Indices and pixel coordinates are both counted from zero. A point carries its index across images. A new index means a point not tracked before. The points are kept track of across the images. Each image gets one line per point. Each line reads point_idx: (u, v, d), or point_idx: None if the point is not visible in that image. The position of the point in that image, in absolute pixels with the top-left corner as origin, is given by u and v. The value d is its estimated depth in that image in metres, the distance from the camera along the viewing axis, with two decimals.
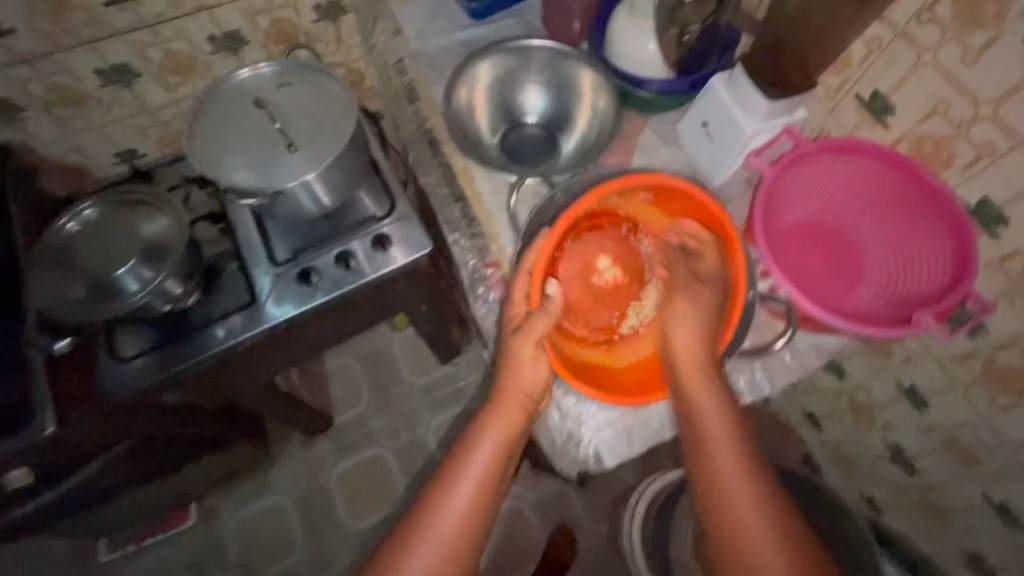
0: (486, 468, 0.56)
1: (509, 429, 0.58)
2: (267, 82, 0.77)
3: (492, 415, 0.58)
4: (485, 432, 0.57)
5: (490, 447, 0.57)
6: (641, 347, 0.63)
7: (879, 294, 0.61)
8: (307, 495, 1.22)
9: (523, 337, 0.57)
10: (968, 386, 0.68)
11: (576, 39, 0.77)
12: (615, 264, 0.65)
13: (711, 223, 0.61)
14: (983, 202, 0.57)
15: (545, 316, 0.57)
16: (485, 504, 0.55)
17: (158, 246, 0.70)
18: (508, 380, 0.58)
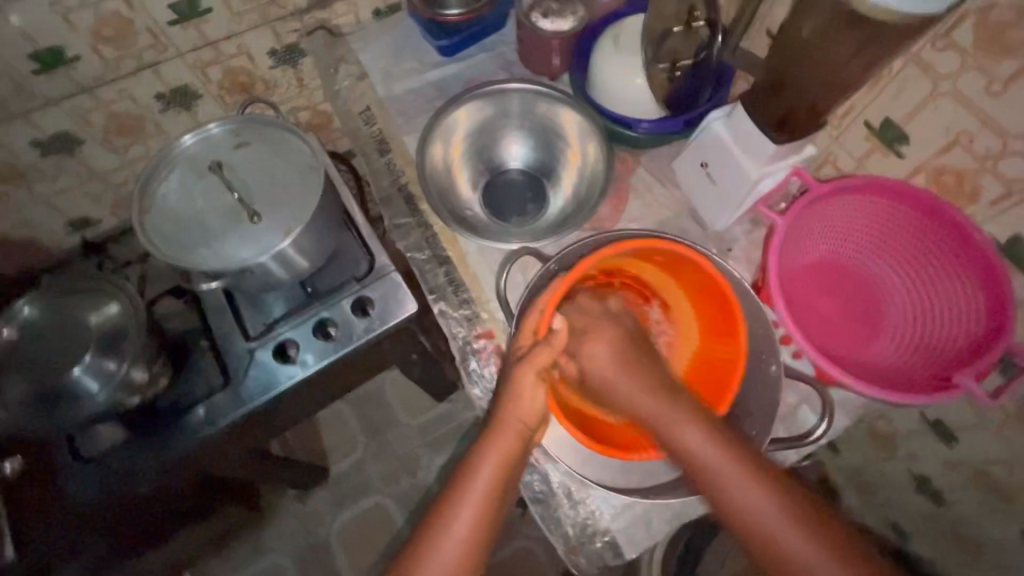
0: (484, 506, 0.48)
1: (504, 463, 0.50)
2: (221, 143, 0.70)
3: (484, 451, 0.50)
4: (482, 462, 0.49)
5: (484, 486, 0.49)
6: None
7: (904, 343, 0.58)
8: (303, 555, 1.14)
9: (521, 368, 0.51)
10: (1003, 425, 0.63)
11: (556, 72, 0.72)
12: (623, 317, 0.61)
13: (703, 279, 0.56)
14: (1015, 240, 0.52)
15: (550, 349, 0.51)
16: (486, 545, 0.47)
17: (111, 335, 0.63)
18: (505, 414, 0.51)
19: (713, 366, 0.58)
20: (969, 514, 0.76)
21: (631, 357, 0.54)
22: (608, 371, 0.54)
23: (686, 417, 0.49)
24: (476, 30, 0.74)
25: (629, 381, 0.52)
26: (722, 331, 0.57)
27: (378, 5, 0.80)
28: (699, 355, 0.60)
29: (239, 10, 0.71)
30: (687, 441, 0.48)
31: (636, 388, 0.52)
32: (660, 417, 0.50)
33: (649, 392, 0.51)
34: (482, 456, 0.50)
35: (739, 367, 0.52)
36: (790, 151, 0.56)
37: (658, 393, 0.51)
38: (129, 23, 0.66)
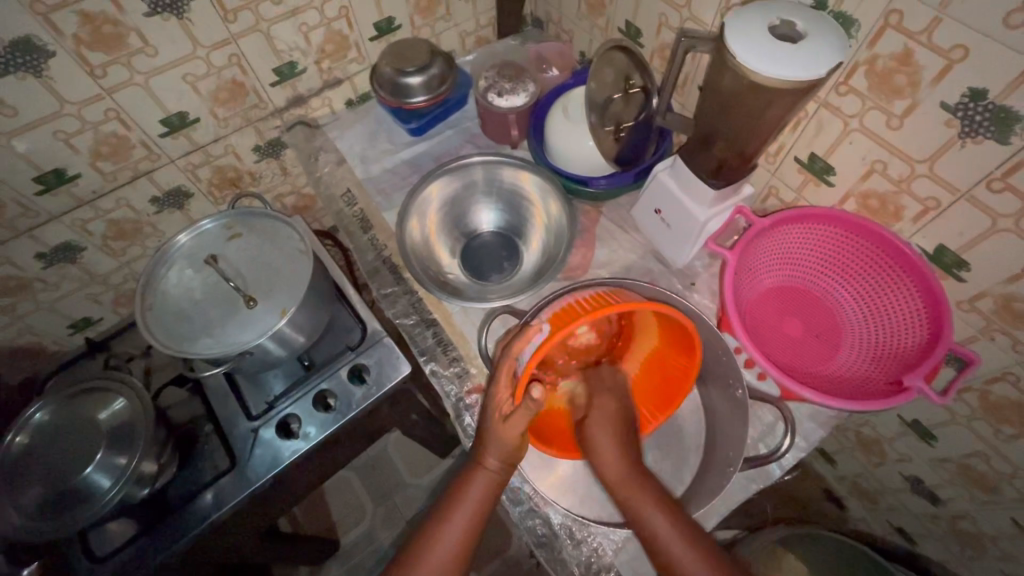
0: (473, 522, 0.53)
1: (491, 485, 0.54)
2: (214, 237, 0.75)
3: (468, 482, 0.54)
4: (461, 502, 0.54)
5: (471, 506, 0.54)
6: None
7: (861, 354, 0.63)
8: None
9: (504, 424, 0.53)
10: (971, 419, 0.67)
11: (516, 141, 0.79)
12: (593, 328, 0.62)
13: (669, 323, 0.59)
14: (940, 250, 0.58)
15: (528, 415, 0.51)
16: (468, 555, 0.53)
17: (121, 431, 0.66)
18: (489, 455, 0.54)
19: (667, 373, 0.61)
20: (964, 509, 0.78)
21: (622, 433, 0.56)
22: (600, 432, 0.55)
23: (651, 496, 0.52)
24: (441, 110, 0.82)
25: (605, 450, 0.54)
26: (681, 347, 0.59)
27: (349, 97, 0.88)
28: (655, 358, 0.63)
29: (225, 116, 0.79)
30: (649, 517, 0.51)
31: (614, 459, 0.54)
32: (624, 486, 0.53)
33: (626, 462, 0.53)
34: (467, 486, 0.54)
35: (690, 383, 0.58)
36: (728, 193, 0.63)
37: (634, 471, 0.53)
38: (126, 140, 0.72)
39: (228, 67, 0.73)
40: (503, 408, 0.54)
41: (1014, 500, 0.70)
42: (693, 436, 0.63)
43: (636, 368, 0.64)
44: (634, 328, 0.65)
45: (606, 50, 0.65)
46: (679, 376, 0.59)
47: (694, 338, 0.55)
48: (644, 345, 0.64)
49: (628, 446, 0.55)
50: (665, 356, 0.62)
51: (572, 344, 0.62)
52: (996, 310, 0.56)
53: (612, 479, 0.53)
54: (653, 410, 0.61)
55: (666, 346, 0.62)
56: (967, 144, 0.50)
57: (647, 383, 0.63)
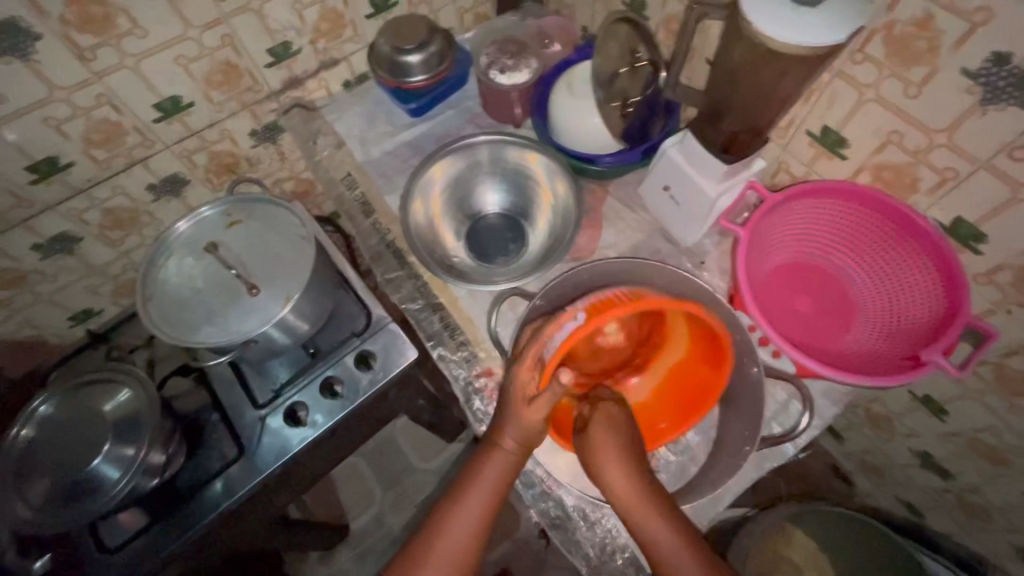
0: (489, 500, 0.53)
1: (508, 464, 0.54)
2: (216, 223, 0.74)
3: (482, 463, 0.54)
4: (476, 479, 0.53)
5: (489, 484, 0.53)
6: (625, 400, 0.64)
7: (876, 329, 0.62)
8: None
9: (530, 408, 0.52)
10: (985, 393, 0.66)
11: (519, 120, 0.77)
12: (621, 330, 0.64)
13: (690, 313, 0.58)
14: (957, 222, 0.57)
15: (553, 400, 0.50)
16: (484, 532, 0.53)
17: (128, 422, 0.66)
18: (505, 435, 0.54)
19: (693, 378, 0.60)
20: (973, 483, 0.78)
21: (630, 450, 0.51)
22: (607, 456, 0.50)
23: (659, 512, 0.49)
24: (442, 88, 0.80)
25: (611, 469, 0.50)
26: (709, 358, 0.57)
27: (347, 78, 0.86)
28: (679, 367, 0.62)
29: (219, 100, 0.77)
30: (655, 533, 0.48)
31: (620, 473, 0.50)
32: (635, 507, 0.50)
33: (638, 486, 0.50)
34: (483, 466, 0.54)
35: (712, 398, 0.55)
36: (740, 166, 0.61)
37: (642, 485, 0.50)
38: (119, 126, 0.70)
39: (221, 48, 0.71)
40: (527, 390, 0.53)
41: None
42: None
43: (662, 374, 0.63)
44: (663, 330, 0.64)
45: (611, 24, 0.64)
46: (703, 388, 0.57)
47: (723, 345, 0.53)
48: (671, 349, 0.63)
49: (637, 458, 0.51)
50: (692, 358, 0.60)
51: (597, 342, 0.63)
52: (1014, 282, 0.55)
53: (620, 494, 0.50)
54: (671, 422, 0.59)
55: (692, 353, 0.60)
56: (988, 112, 0.49)
57: (671, 397, 0.61)
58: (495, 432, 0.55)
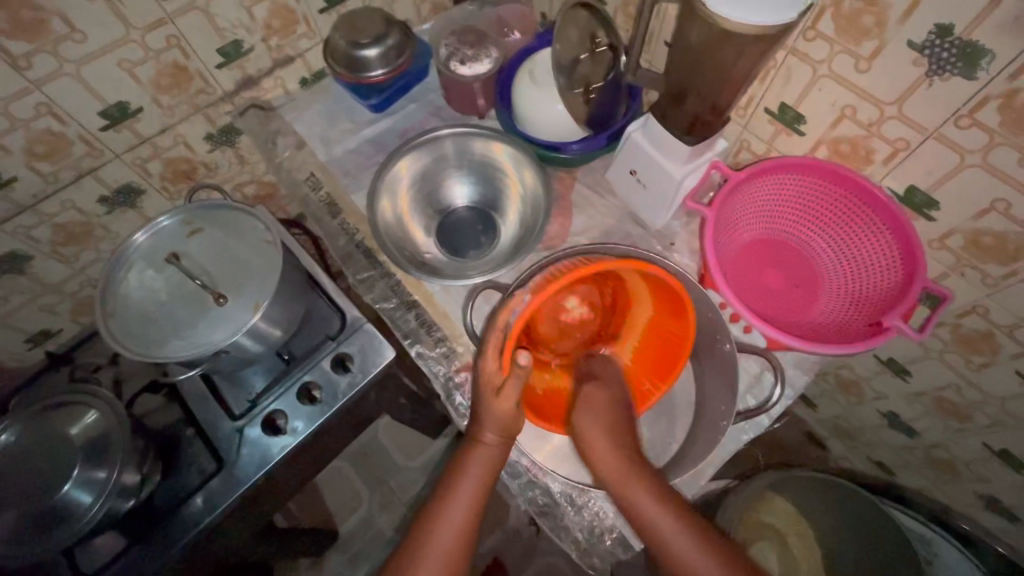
0: (474, 502, 0.53)
1: (491, 459, 0.54)
2: (173, 233, 0.72)
3: (467, 461, 0.54)
4: (460, 478, 0.54)
5: (473, 481, 0.54)
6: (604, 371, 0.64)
7: (841, 298, 0.64)
8: None
9: (502, 396, 0.53)
10: (943, 352, 0.69)
11: (484, 111, 0.77)
12: (585, 304, 0.65)
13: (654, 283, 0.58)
14: (910, 190, 0.59)
15: (519, 382, 0.51)
16: (472, 526, 0.53)
17: (96, 445, 0.64)
18: (485, 430, 0.54)
19: (664, 341, 0.61)
20: (938, 438, 0.82)
21: (613, 418, 0.55)
22: (591, 424, 0.54)
23: (639, 478, 0.51)
24: (400, 84, 0.78)
25: (596, 438, 0.54)
26: (674, 312, 0.58)
27: (303, 75, 0.84)
28: (653, 326, 0.63)
29: (169, 104, 0.73)
30: (644, 508, 0.50)
31: (606, 447, 0.53)
32: (621, 480, 0.52)
33: (622, 456, 0.52)
34: (467, 464, 0.54)
35: (686, 352, 0.57)
36: (704, 147, 0.62)
37: (626, 455, 0.53)
38: (63, 136, 0.67)
39: (167, 50, 0.68)
40: (494, 381, 0.54)
41: (984, 426, 0.73)
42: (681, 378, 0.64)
43: (637, 340, 0.64)
44: (629, 298, 0.65)
45: (570, 9, 0.62)
46: (677, 342, 0.59)
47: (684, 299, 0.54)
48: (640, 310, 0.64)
49: (621, 433, 0.54)
50: (660, 323, 0.62)
51: (565, 320, 0.65)
52: (965, 245, 0.58)
53: (606, 466, 0.53)
54: (655, 380, 0.61)
55: (659, 312, 0.62)
56: (935, 83, 0.51)
57: (647, 358, 0.63)
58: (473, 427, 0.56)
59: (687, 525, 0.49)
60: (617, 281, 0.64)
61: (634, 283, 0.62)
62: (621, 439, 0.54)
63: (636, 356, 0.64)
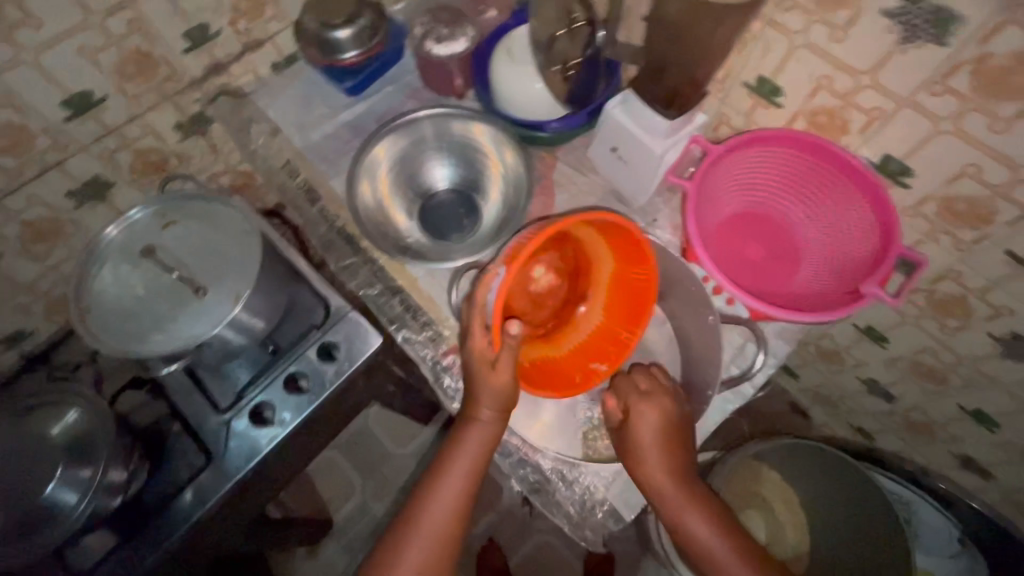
0: (468, 478, 0.55)
1: (485, 437, 0.55)
2: (148, 225, 0.70)
3: (461, 439, 0.55)
4: (454, 455, 0.54)
5: (468, 458, 0.54)
6: (579, 332, 0.64)
7: (820, 266, 0.65)
8: None
9: (495, 372, 0.53)
10: (919, 318, 0.71)
11: (461, 91, 0.76)
12: (551, 271, 0.62)
13: (615, 234, 0.57)
14: (886, 158, 0.60)
15: (511, 352, 0.52)
16: (468, 501, 0.55)
17: (79, 444, 0.62)
18: (480, 407, 0.54)
19: (633, 288, 0.61)
20: (915, 402, 0.84)
21: (671, 445, 0.55)
22: (649, 455, 0.55)
23: (695, 506, 0.55)
24: (375, 67, 0.77)
25: (652, 469, 0.55)
26: (636, 257, 0.58)
27: (274, 60, 0.81)
28: (619, 278, 0.62)
29: (135, 92, 0.71)
30: (699, 532, 0.55)
31: (664, 478, 0.54)
32: (676, 507, 0.55)
33: (680, 486, 0.55)
34: (461, 442, 0.55)
35: (654, 291, 0.58)
36: (684, 122, 0.62)
37: (683, 483, 0.55)
38: (25, 129, 0.65)
39: (130, 36, 0.65)
40: (486, 355, 0.53)
41: (958, 388, 0.76)
42: (667, 352, 0.65)
43: (604, 296, 0.64)
44: (589, 260, 0.64)
45: None
46: (644, 286, 0.59)
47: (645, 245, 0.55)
48: (603, 268, 0.63)
49: (680, 461, 0.55)
50: (625, 274, 0.61)
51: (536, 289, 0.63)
52: (939, 212, 0.60)
53: (663, 494, 0.55)
54: (631, 326, 0.61)
55: (622, 263, 0.61)
56: (908, 51, 0.51)
57: (620, 308, 0.62)
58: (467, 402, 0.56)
59: (734, 548, 0.54)
60: (576, 243, 0.63)
61: (594, 242, 0.62)
62: (680, 469, 0.55)
63: (608, 310, 0.63)
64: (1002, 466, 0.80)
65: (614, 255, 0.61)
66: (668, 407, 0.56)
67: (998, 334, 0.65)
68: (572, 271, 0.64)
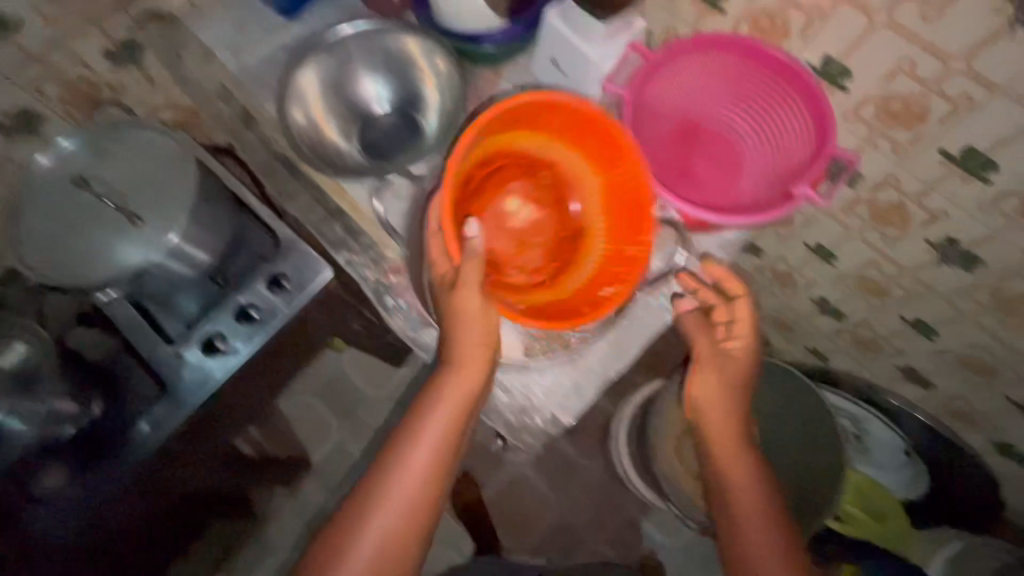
0: (452, 420, 0.56)
1: (472, 381, 0.56)
2: (81, 153, 0.68)
3: (447, 384, 0.56)
4: (439, 398, 0.56)
5: (455, 400, 0.56)
6: (583, 266, 0.62)
7: (762, 174, 0.64)
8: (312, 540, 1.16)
9: (465, 292, 0.53)
10: (862, 230, 0.72)
11: (399, 12, 0.71)
12: (528, 205, 0.63)
13: (584, 127, 0.58)
14: (826, 61, 0.59)
15: (473, 259, 0.52)
16: (457, 433, 0.57)
17: (26, 376, 0.65)
18: (456, 345, 0.55)
19: (623, 196, 0.60)
20: (861, 318, 0.86)
21: (734, 401, 0.62)
22: (710, 399, 0.62)
23: (748, 463, 0.60)
24: None
25: (715, 415, 0.61)
26: (608, 150, 0.59)
27: None
28: (607, 192, 0.61)
29: (53, 15, 0.68)
30: (739, 487, 0.59)
31: (721, 420, 0.61)
32: (724, 457, 0.60)
33: (734, 438, 0.61)
34: (448, 382, 0.56)
35: (648, 180, 0.57)
36: (620, 28, 0.61)
37: (737, 436, 0.61)
38: None
39: None
40: (444, 276, 0.55)
41: (899, 300, 0.77)
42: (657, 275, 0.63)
43: (602, 218, 0.62)
44: (569, 192, 0.64)
45: None
46: (636, 189, 0.58)
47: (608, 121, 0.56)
48: (587, 190, 0.63)
49: (739, 416, 0.62)
50: (613, 186, 0.60)
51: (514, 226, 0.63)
52: (876, 114, 0.59)
53: (714, 438, 0.61)
54: (637, 241, 0.58)
55: (603, 173, 0.61)
56: None
57: (619, 219, 0.60)
58: (449, 345, 0.56)
59: (767, 516, 0.57)
60: (550, 173, 0.64)
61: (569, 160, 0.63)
62: (738, 425, 0.61)
63: (608, 228, 0.61)
64: (939, 374, 0.83)
65: (590, 163, 0.61)
66: (746, 357, 0.63)
67: (933, 239, 0.66)
68: (562, 200, 0.64)
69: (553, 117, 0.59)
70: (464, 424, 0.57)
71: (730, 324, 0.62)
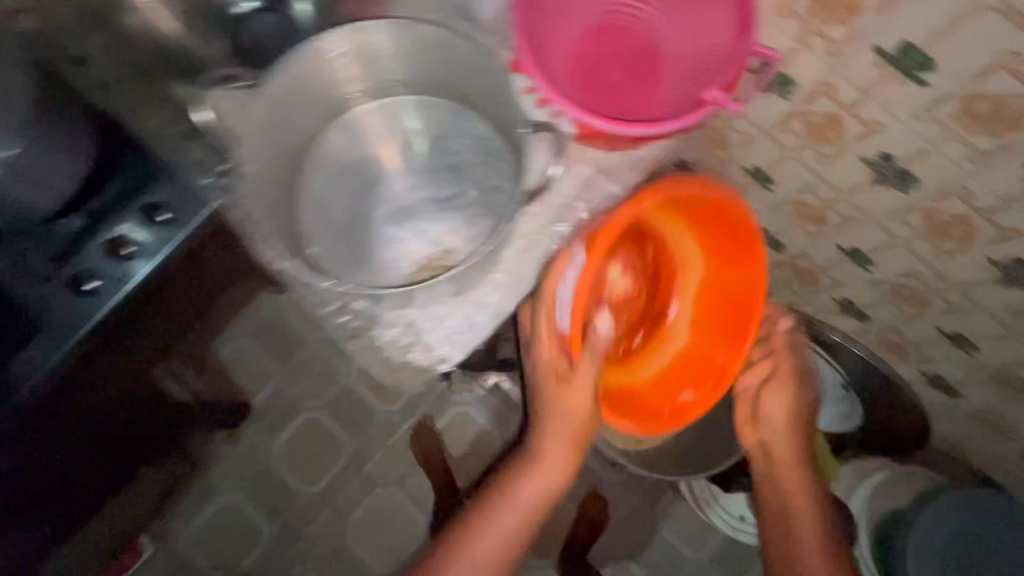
0: (537, 502, 0.61)
1: (553, 486, 0.61)
2: None
3: (530, 467, 0.61)
4: (526, 483, 0.61)
5: (539, 478, 0.61)
6: (660, 358, 0.71)
7: (681, 80, 0.57)
8: (254, 485, 1.14)
9: (576, 376, 0.57)
10: (798, 149, 0.65)
11: None
12: (626, 274, 0.70)
13: (713, 224, 0.61)
14: None
15: (590, 358, 0.56)
16: (541, 513, 0.62)
17: None
18: (551, 420, 0.59)
19: (724, 306, 0.67)
20: (802, 249, 0.80)
21: (798, 420, 0.68)
22: (776, 418, 0.68)
23: (805, 489, 0.66)
24: None
25: (779, 434, 0.68)
26: (734, 257, 0.62)
27: None
28: (707, 288, 0.69)
29: None
30: (799, 509, 0.65)
31: (790, 445, 0.67)
32: (790, 484, 0.66)
33: (800, 461, 0.67)
34: (543, 449, 0.61)
35: (757, 303, 0.61)
36: None
37: (801, 459, 0.67)
38: None
39: None
40: (557, 367, 0.58)
41: (837, 227, 0.71)
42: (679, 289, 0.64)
43: (700, 313, 0.70)
44: (671, 255, 0.71)
45: None
46: (744, 297, 0.63)
47: (740, 221, 0.58)
48: (690, 277, 0.70)
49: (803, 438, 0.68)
50: (719, 287, 0.67)
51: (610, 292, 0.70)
52: (809, 7, 0.51)
53: (784, 461, 0.67)
54: (728, 353, 0.65)
55: (716, 275, 0.67)
56: None
57: (709, 325, 0.68)
58: (541, 419, 0.61)
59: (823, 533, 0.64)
60: (655, 246, 0.71)
61: (679, 234, 0.69)
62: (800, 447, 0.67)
63: (701, 336, 0.69)
64: (876, 306, 0.79)
65: (705, 254, 0.67)
66: (805, 394, 0.69)
67: (870, 157, 0.60)
68: (653, 287, 0.72)
69: (687, 211, 0.63)
70: (550, 503, 0.62)
71: (801, 346, 0.69)
